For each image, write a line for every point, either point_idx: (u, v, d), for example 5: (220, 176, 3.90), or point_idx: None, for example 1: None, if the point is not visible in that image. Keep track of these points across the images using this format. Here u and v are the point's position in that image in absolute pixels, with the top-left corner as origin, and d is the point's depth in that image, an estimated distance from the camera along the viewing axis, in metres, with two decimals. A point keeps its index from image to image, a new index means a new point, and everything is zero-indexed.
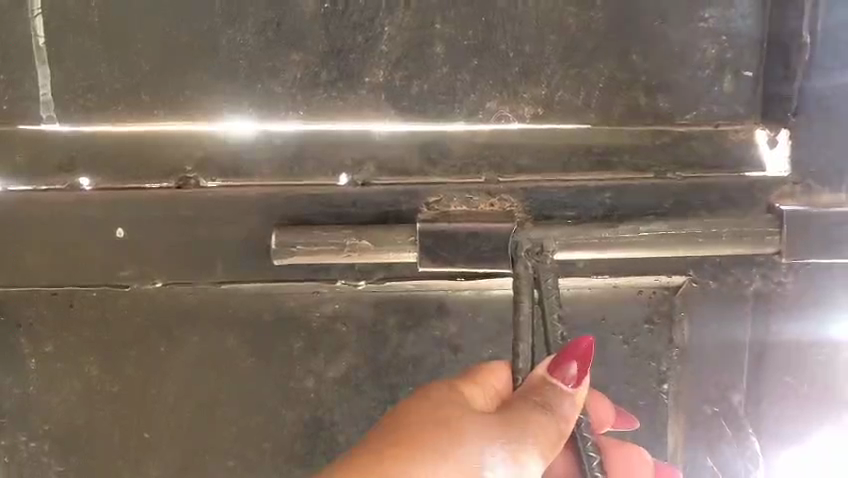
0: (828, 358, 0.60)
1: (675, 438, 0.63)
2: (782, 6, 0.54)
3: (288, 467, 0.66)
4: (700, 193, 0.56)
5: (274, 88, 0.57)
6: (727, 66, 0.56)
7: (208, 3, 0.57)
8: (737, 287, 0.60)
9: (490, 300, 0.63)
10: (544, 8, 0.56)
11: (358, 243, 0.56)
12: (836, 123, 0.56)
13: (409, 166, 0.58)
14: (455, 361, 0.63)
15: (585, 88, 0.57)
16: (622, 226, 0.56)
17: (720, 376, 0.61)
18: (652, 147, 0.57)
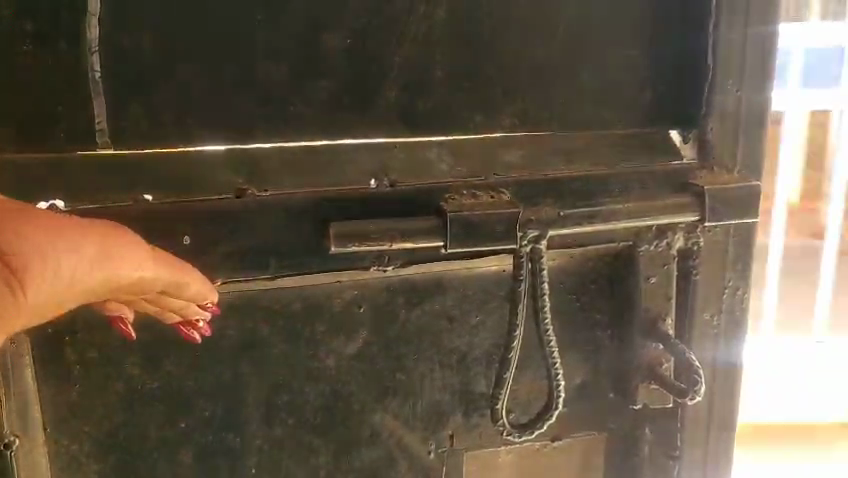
0: (730, 297, 0.80)
1: (621, 370, 0.81)
2: (684, 38, 0.74)
3: (310, 437, 0.78)
4: (641, 177, 0.74)
5: (304, 111, 0.69)
6: (648, 82, 0.75)
7: (247, 42, 0.67)
8: (662, 250, 0.76)
9: (475, 275, 0.77)
10: (517, 43, 0.72)
11: (397, 235, 0.67)
12: (730, 123, 0.76)
13: (419, 170, 0.71)
14: (451, 328, 0.77)
15: (549, 104, 0.73)
16: (591, 204, 0.72)
17: (653, 314, 0.78)
18: (601, 147, 0.75)
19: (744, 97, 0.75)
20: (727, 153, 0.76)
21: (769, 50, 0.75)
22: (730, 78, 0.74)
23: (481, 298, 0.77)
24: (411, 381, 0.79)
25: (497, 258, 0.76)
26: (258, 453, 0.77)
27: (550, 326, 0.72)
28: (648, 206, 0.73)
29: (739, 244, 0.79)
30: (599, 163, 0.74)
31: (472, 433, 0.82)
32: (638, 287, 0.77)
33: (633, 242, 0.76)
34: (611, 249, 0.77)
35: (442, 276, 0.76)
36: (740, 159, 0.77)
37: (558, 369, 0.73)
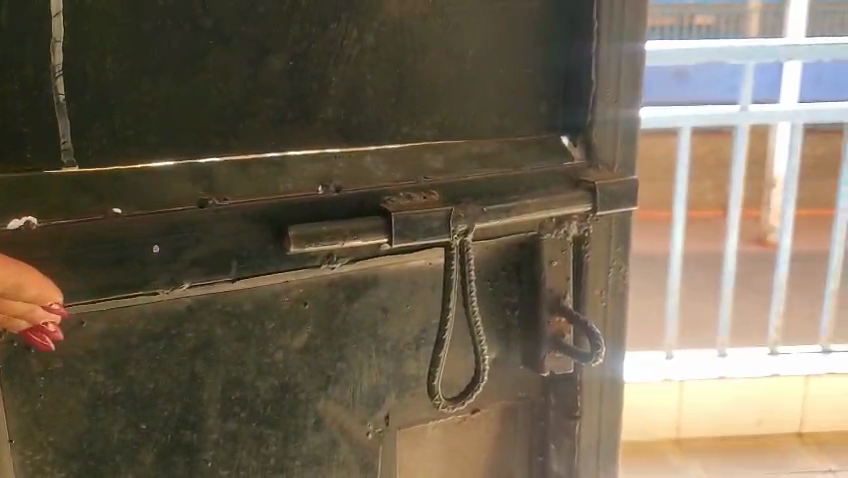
0: (615, 278, 0.95)
1: (529, 344, 0.93)
2: (568, 57, 0.88)
3: (261, 428, 0.84)
4: (541, 178, 0.87)
5: (252, 126, 0.76)
6: (540, 98, 0.88)
7: (200, 66, 0.73)
8: (562, 238, 0.89)
9: (407, 269, 0.86)
10: (432, 64, 0.82)
11: (348, 233, 0.75)
12: (610, 130, 0.90)
13: (360, 175, 0.79)
14: (386, 318, 0.86)
15: (462, 117, 0.85)
16: (506, 201, 0.83)
17: (554, 292, 0.91)
18: (508, 153, 0.87)
19: (620, 107, 0.90)
20: (607, 154, 0.90)
21: (638, 67, 0.89)
22: (608, 92, 0.89)
23: (411, 289, 0.87)
24: (350, 370, 0.87)
25: (426, 253, 0.86)
26: (213, 447, 0.82)
27: (475, 309, 0.83)
28: (553, 199, 0.85)
29: (619, 231, 0.93)
30: (508, 166, 0.86)
31: (403, 411, 0.91)
32: (543, 271, 0.90)
33: (537, 232, 0.88)
34: (520, 239, 0.89)
35: (375, 272, 0.84)
36: (619, 160, 0.91)
37: (483, 345, 0.84)
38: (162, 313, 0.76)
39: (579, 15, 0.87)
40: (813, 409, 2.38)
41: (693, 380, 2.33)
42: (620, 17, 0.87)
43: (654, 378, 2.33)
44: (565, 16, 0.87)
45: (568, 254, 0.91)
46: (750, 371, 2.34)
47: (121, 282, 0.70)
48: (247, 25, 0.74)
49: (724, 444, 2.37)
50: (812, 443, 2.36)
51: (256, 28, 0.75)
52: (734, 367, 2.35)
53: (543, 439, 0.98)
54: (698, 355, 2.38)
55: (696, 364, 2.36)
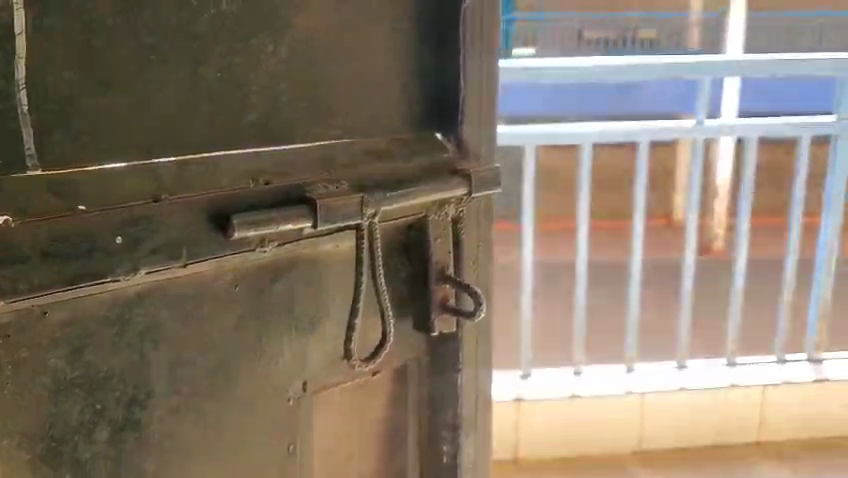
0: (484, 249, 1.14)
1: (419, 310, 1.09)
2: (439, 68, 1.07)
3: (198, 401, 0.93)
4: (424, 170, 1.03)
5: (189, 129, 0.86)
6: (418, 102, 1.06)
7: (143, 76, 0.82)
8: (444, 218, 1.07)
9: (317, 253, 1.00)
10: (332, 73, 0.96)
11: (280, 219, 0.88)
12: (474, 129, 1.11)
13: (281, 172, 0.92)
14: (301, 297, 1.00)
15: (358, 118, 1.00)
16: (402, 189, 0.99)
17: (441, 263, 1.08)
18: (397, 148, 1.03)
19: (483, 105, 1.11)
20: (479, 144, 1.11)
21: (494, 72, 1.12)
22: (472, 96, 1.09)
23: (320, 271, 1.01)
24: (272, 344, 0.98)
25: (334, 238, 1.00)
26: (158, 422, 0.91)
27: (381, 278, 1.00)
28: (439, 187, 1.02)
29: (485, 211, 1.13)
30: (400, 159, 1.02)
31: (318, 379, 1.04)
32: (431, 246, 1.06)
33: (425, 213, 1.05)
34: (410, 221, 1.05)
35: (294, 257, 0.98)
36: (482, 153, 1.12)
37: (388, 308, 1.00)
38: (114, 301, 0.85)
39: (445, 30, 1.06)
40: (769, 415, 2.62)
41: (657, 394, 2.54)
42: (478, 33, 1.08)
43: (618, 392, 2.52)
44: (435, 30, 1.06)
45: (448, 231, 1.09)
46: (707, 381, 2.57)
47: (90, 269, 0.78)
48: (183, 40, 0.84)
49: (683, 452, 2.59)
50: (774, 452, 2.60)
51: (190, 42, 0.85)
52: (692, 378, 2.58)
53: (436, 391, 1.17)
54: (662, 370, 2.60)
55: (661, 377, 2.58)
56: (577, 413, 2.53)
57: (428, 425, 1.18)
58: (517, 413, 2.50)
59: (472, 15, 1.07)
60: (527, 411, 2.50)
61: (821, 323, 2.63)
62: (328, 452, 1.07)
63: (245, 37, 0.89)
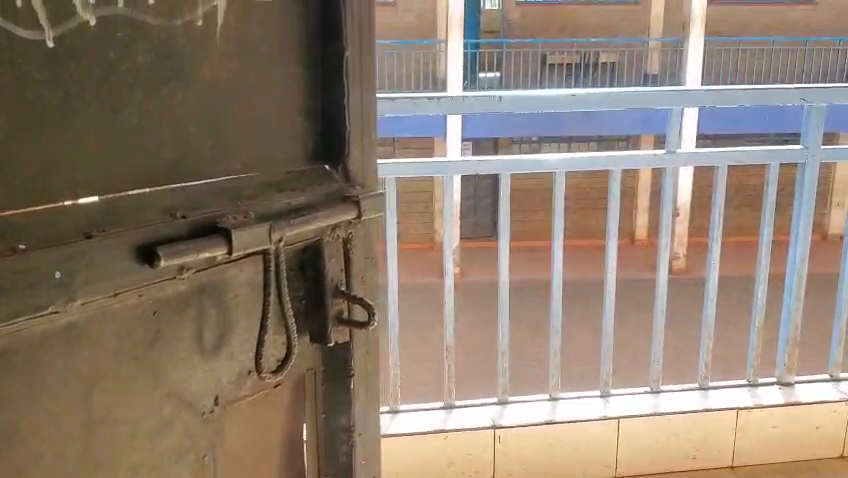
0: (369, 264, 1.30)
1: (318, 324, 1.22)
2: (323, 107, 1.23)
3: (120, 421, 1.01)
4: (316, 198, 1.18)
5: (109, 174, 0.97)
6: (304, 138, 1.21)
7: (67, 129, 0.92)
8: (335, 240, 1.21)
9: (231, 278, 1.10)
10: (230, 117, 1.09)
11: (199, 250, 1.00)
12: (356, 158, 1.27)
13: (195, 206, 1.03)
14: (214, 318, 1.10)
15: (254, 156, 1.13)
16: (301, 218, 1.12)
17: (333, 279, 1.22)
18: (288, 181, 1.17)
19: (363, 139, 1.28)
20: (360, 173, 1.28)
21: (372, 112, 1.29)
22: (354, 131, 1.26)
23: (232, 297, 1.11)
24: (186, 365, 1.08)
25: (244, 263, 1.11)
26: (85, 442, 0.98)
27: (281, 297, 1.12)
28: (332, 214, 1.17)
29: (370, 229, 1.29)
30: (295, 190, 1.16)
31: (227, 393, 1.14)
32: (325, 265, 1.20)
33: (319, 236, 1.18)
34: (307, 244, 1.17)
35: (207, 281, 1.07)
36: (363, 180, 1.29)
37: (290, 325, 1.14)
38: (50, 334, 0.91)
39: (331, 75, 1.22)
40: (742, 440, 2.83)
41: (630, 420, 2.75)
42: (359, 78, 1.25)
43: (593, 419, 2.73)
44: (320, 74, 1.22)
45: (340, 251, 1.22)
46: (683, 406, 2.79)
47: (30, 303, 0.86)
48: (104, 89, 0.95)
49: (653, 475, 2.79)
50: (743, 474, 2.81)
51: (107, 96, 0.95)
52: (665, 405, 2.80)
53: (329, 397, 1.32)
54: (639, 400, 2.83)
55: (635, 404, 2.80)
56: (550, 438, 2.72)
57: (326, 424, 1.33)
58: (494, 440, 2.68)
59: (355, 63, 1.24)
60: (508, 438, 2.69)
61: (791, 345, 2.91)
62: (235, 461, 1.18)
63: (160, 84, 1.00)
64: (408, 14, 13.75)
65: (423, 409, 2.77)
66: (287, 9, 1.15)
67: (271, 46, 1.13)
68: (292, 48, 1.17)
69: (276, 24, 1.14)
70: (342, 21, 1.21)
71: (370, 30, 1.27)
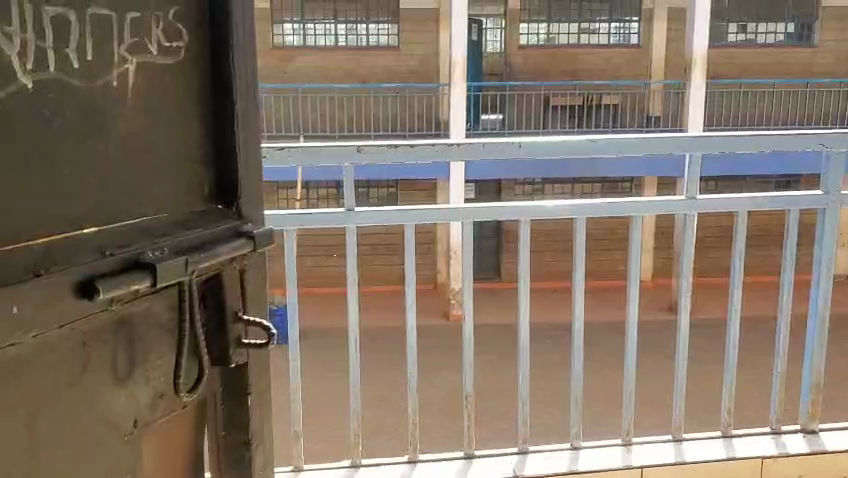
0: (261, 292, 1.46)
1: (219, 347, 1.38)
2: (216, 154, 1.39)
3: (59, 443, 1.11)
4: (218, 234, 1.33)
5: (47, 217, 1.07)
6: (202, 180, 1.36)
7: (15, 178, 1.02)
8: (232, 270, 1.37)
9: (148, 310, 1.22)
10: (144, 163, 1.23)
11: (128, 283, 1.12)
12: (246, 196, 1.44)
13: (118, 245, 1.15)
14: (137, 348, 1.21)
15: (164, 199, 1.27)
16: (208, 252, 1.27)
17: (233, 306, 1.38)
18: (194, 219, 1.32)
19: (251, 180, 1.45)
20: (252, 211, 1.45)
21: (258, 156, 1.47)
22: (244, 173, 1.43)
23: (152, 326, 1.23)
24: (114, 391, 1.19)
25: (160, 295, 1.23)
26: (32, 462, 1.06)
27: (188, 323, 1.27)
28: (232, 248, 1.33)
29: (259, 263, 1.45)
30: (199, 229, 1.32)
31: (146, 414, 1.25)
32: (225, 293, 1.35)
33: (221, 269, 1.34)
34: (207, 276, 1.32)
35: (129, 313, 1.19)
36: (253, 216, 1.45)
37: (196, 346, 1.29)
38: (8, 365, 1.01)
39: (222, 123, 1.38)
40: None
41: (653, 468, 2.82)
42: (247, 126, 1.43)
43: (616, 464, 2.81)
44: (214, 125, 1.37)
45: (237, 280, 1.39)
46: (708, 455, 2.86)
47: None
48: (43, 142, 1.06)
49: None
50: None
51: (47, 146, 1.07)
52: (688, 454, 2.87)
53: (233, 414, 1.46)
54: (661, 447, 2.90)
55: (657, 452, 2.88)
56: None
57: (227, 443, 1.46)
58: None
59: (243, 113, 1.41)
60: None
61: (814, 391, 2.98)
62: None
63: (88, 136, 1.13)
64: (411, 57, 13.98)
65: (443, 459, 2.84)
66: (183, 68, 1.31)
67: (174, 102, 1.29)
68: (189, 102, 1.32)
69: (177, 81, 1.29)
70: (231, 77, 1.38)
71: (253, 84, 1.45)
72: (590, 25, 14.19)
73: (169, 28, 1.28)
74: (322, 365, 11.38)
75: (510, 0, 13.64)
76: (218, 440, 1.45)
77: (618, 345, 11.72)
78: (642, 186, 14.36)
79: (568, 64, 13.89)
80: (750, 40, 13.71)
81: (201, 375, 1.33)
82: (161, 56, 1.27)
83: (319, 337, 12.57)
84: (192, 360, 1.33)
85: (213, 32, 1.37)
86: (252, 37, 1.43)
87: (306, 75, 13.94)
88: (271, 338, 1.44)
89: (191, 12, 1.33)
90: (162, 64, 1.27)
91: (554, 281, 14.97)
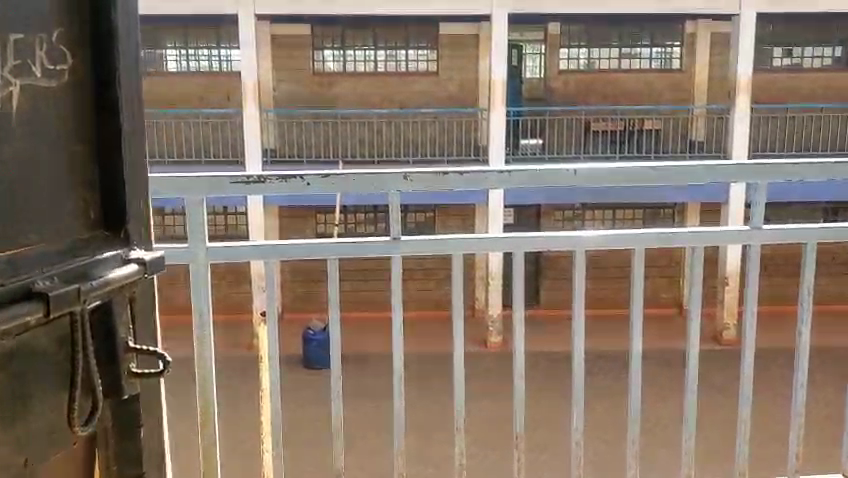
0: (147, 321, 1.48)
1: (110, 378, 1.38)
2: (104, 179, 1.39)
3: None
4: (110, 262, 1.35)
5: None
6: (89, 208, 1.37)
7: None
8: (125, 299, 1.38)
9: (38, 339, 1.23)
10: (27, 189, 1.24)
11: (21, 311, 1.13)
12: (133, 223, 1.44)
13: (10, 276, 1.16)
14: (28, 379, 1.22)
15: (51, 225, 1.28)
16: (100, 279, 1.29)
17: (125, 334, 1.39)
18: (85, 247, 1.33)
19: (137, 207, 1.45)
20: (139, 236, 1.45)
21: (144, 182, 1.47)
22: (132, 200, 1.43)
23: (43, 358, 1.24)
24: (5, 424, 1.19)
25: (51, 325, 1.24)
26: None
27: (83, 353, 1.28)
28: (127, 274, 1.34)
29: (146, 292, 1.47)
30: (90, 257, 1.32)
31: (40, 446, 1.26)
32: (118, 320, 1.37)
33: (111, 296, 1.34)
34: (99, 305, 1.33)
35: (18, 344, 1.19)
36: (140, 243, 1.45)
37: (89, 376, 1.30)
38: None
39: (108, 149, 1.39)
40: None
41: None
42: (135, 151, 1.44)
43: None
44: (101, 151, 1.38)
45: (127, 307, 1.40)
46: None
47: None
48: None
49: None
50: None
51: None
52: None
53: (127, 446, 1.45)
54: None
55: None
56: None
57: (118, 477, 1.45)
58: None
59: (130, 138, 1.42)
60: None
61: None
62: None
63: None
64: (450, 82, 13.95)
65: None
66: (67, 91, 1.32)
67: (60, 126, 1.30)
68: (73, 130, 1.33)
69: (61, 105, 1.30)
70: (117, 101, 1.39)
71: (140, 106, 1.46)
72: (632, 49, 13.88)
73: (50, 50, 1.28)
74: (365, 394, 11.26)
75: (549, 25, 13.56)
76: (106, 474, 1.43)
77: (666, 375, 11.45)
78: (684, 213, 14.09)
79: (609, 88, 13.73)
80: (795, 63, 13.39)
81: (94, 409, 1.33)
82: (45, 79, 1.27)
83: (360, 363, 12.49)
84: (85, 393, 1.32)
85: (98, 56, 1.38)
86: (139, 60, 1.45)
87: (346, 100, 13.98)
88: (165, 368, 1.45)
89: (76, 35, 1.33)
90: (46, 87, 1.27)
91: (599, 308, 14.71)
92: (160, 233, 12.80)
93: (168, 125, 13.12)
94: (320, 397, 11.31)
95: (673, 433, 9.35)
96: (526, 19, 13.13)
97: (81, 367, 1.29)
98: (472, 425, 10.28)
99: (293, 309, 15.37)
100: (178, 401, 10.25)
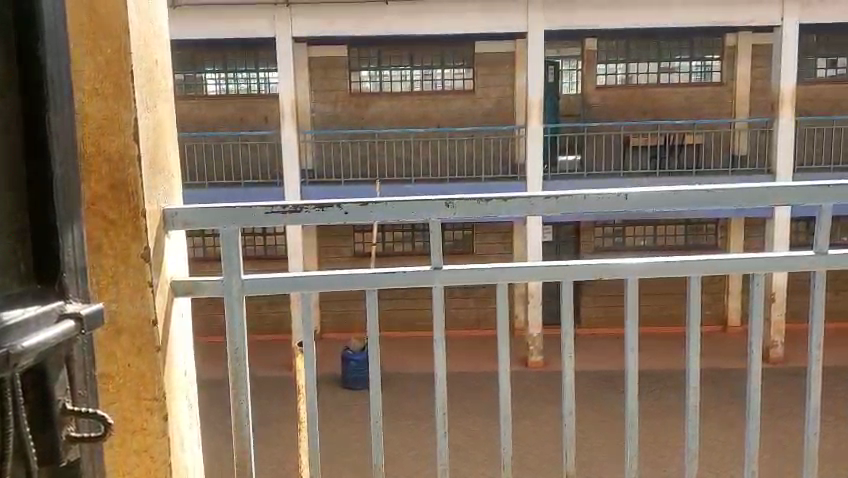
0: (86, 377, 1.50)
1: (46, 442, 1.38)
2: (42, 227, 1.41)
3: None
4: (50, 321, 1.35)
5: None
6: (23, 256, 1.38)
7: None
8: (61, 356, 1.38)
9: None
10: None
11: None
12: (71, 267, 1.46)
13: None
14: None
15: None
16: (37, 339, 1.27)
17: (62, 392, 1.39)
18: (17, 300, 1.34)
19: (74, 250, 1.47)
20: (76, 290, 1.46)
21: (77, 226, 1.49)
22: (67, 242, 1.45)
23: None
24: None
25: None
26: None
27: (15, 418, 1.25)
28: (61, 333, 1.33)
29: (82, 348, 1.47)
30: (25, 309, 1.32)
31: None
32: (54, 379, 1.37)
33: (47, 356, 1.34)
34: (36, 366, 1.33)
35: None
36: (78, 295, 1.47)
37: (24, 440, 1.28)
38: None
39: (37, 195, 1.40)
40: None
41: None
42: (67, 195, 1.44)
43: None
44: (30, 196, 1.39)
45: (63, 368, 1.39)
46: None
47: None
48: None
49: None
50: None
51: None
52: None
53: None
54: None
55: None
56: None
57: None
58: None
59: (64, 180, 1.43)
60: None
61: None
62: None
63: None
64: (487, 100, 13.84)
65: None
66: None
67: None
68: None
69: None
70: (48, 143, 1.40)
71: (73, 149, 1.48)
72: (670, 64, 13.59)
73: None
74: (405, 414, 11.08)
75: (586, 40, 13.39)
76: None
77: (721, 394, 11.05)
78: (728, 230, 13.70)
79: (648, 104, 13.48)
80: (841, 74, 13.02)
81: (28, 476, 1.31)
82: None
83: (400, 383, 12.33)
84: (18, 462, 1.30)
85: (31, 98, 1.39)
86: (71, 106, 1.47)
87: (383, 120, 13.94)
88: (103, 429, 1.46)
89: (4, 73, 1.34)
90: None
91: (647, 328, 14.33)
92: (199, 255, 12.84)
93: (207, 147, 13.22)
94: (359, 417, 11.15)
95: (730, 456, 8.96)
96: (563, 35, 12.98)
97: (14, 429, 1.26)
98: (517, 447, 10.02)
99: (332, 329, 15.30)
100: (218, 421, 10.18)
